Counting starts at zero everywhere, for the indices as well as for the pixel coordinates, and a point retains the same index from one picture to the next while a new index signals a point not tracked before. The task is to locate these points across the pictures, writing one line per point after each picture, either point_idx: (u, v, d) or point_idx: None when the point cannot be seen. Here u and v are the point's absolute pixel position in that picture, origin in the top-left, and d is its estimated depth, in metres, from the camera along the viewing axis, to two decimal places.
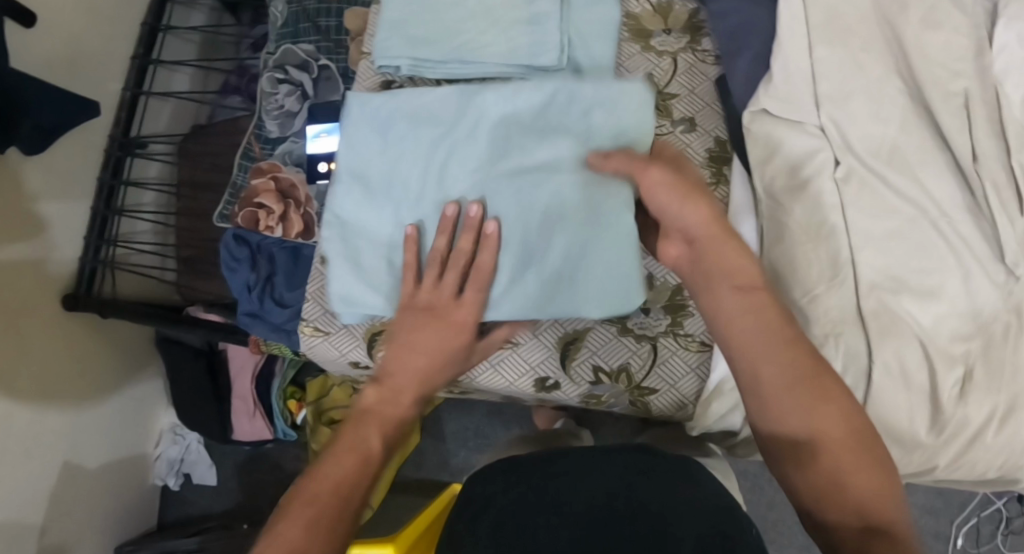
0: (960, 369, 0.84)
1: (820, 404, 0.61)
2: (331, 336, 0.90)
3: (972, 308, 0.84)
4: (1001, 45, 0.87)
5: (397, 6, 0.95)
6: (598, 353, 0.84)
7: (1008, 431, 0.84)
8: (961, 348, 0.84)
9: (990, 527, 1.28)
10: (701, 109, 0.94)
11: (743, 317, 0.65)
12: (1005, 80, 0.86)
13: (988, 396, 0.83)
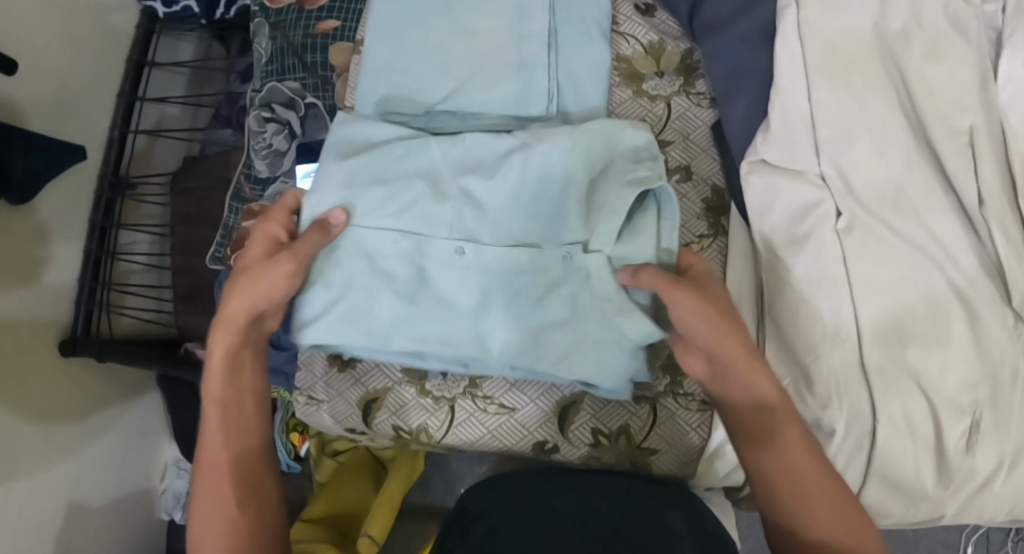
0: (967, 419, 0.81)
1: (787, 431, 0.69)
2: (326, 403, 0.86)
3: (980, 355, 0.81)
4: (1008, 75, 0.83)
5: (381, 53, 0.90)
6: (596, 415, 0.82)
7: (1017, 479, 0.82)
8: (969, 397, 0.81)
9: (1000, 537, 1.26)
10: (697, 156, 0.92)
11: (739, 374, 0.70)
12: (1012, 112, 0.83)
13: (996, 443, 0.81)
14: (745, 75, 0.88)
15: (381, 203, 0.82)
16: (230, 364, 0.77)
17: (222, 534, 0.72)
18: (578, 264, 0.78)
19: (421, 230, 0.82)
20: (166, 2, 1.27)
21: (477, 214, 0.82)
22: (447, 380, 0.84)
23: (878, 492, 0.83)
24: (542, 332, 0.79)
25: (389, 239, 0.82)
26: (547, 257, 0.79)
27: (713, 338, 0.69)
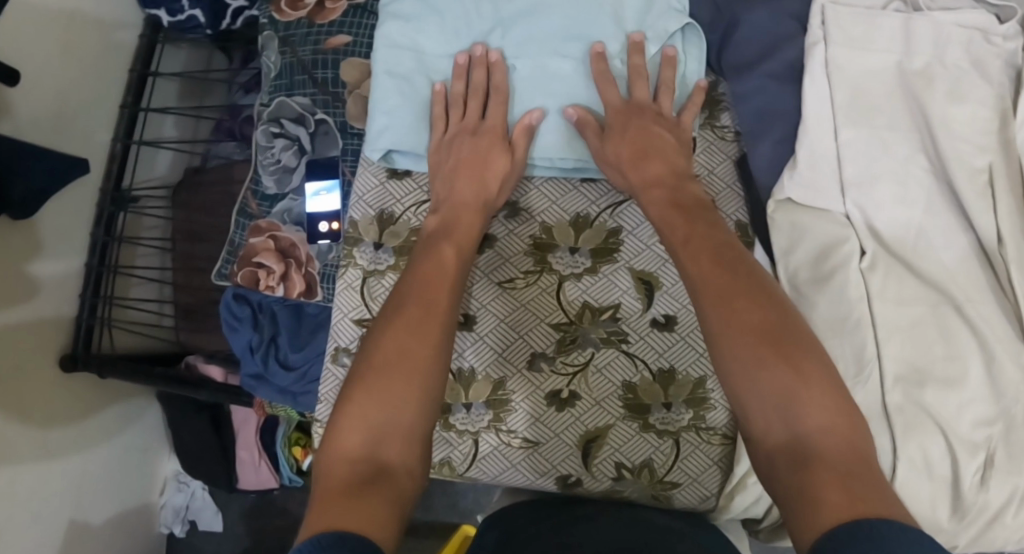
0: (982, 454, 0.82)
1: (787, 363, 0.64)
2: None
3: (993, 395, 0.82)
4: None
5: (389, 88, 0.86)
6: (620, 450, 0.82)
7: None
8: (983, 433, 0.82)
9: None
10: (723, 191, 0.89)
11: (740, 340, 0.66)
12: None
13: (1009, 478, 0.82)
14: (774, 115, 0.88)
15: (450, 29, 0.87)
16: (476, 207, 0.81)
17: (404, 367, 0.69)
18: (617, 70, 0.86)
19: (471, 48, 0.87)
20: (170, 10, 1.23)
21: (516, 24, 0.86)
22: (470, 414, 0.83)
23: None
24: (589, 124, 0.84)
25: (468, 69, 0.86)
26: (588, 61, 0.85)
27: (653, 143, 0.80)
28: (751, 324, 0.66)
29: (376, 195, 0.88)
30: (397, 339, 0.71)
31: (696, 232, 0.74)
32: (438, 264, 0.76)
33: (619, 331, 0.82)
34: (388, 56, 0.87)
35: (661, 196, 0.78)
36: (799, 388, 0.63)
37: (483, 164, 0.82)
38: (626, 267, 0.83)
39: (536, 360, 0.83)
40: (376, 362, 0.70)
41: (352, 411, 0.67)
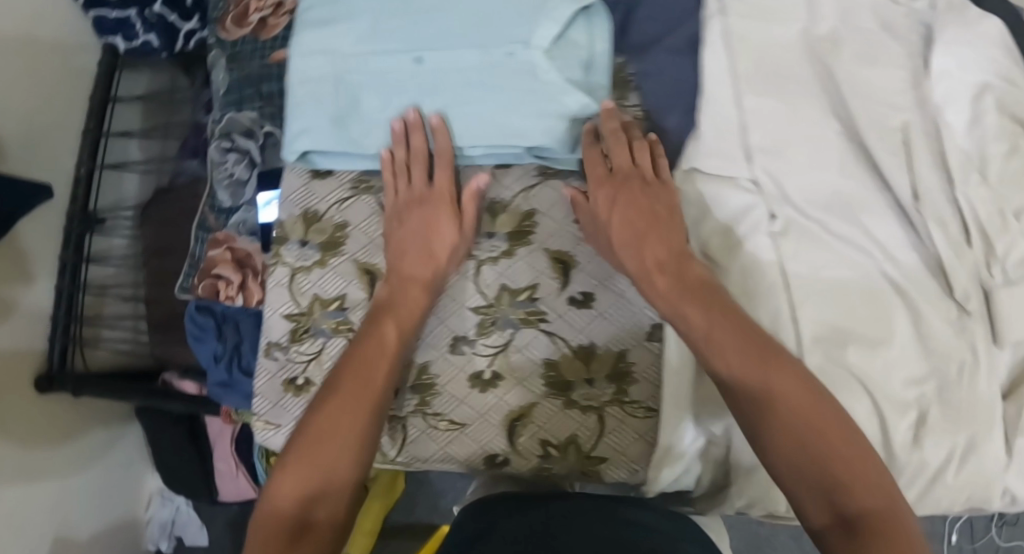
0: (913, 413, 0.83)
1: (828, 431, 0.66)
2: (283, 427, 0.88)
3: (924, 350, 0.84)
4: (941, 71, 0.88)
5: (304, 94, 0.89)
6: (544, 427, 0.82)
7: (968, 469, 0.84)
8: (914, 392, 0.83)
9: (984, 522, 1.56)
10: None
11: (789, 405, 0.67)
12: (946, 109, 0.88)
13: (945, 436, 0.83)
14: (679, 90, 0.88)
15: (358, 31, 0.89)
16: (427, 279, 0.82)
17: (331, 444, 0.72)
18: (521, 60, 0.85)
19: (378, 48, 0.88)
20: (126, 35, 1.26)
21: (421, 23, 0.88)
22: (397, 399, 0.85)
23: None
24: (493, 119, 0.86)
25: (376, 75, 0.88)
26: (494, 52, 0.86)
27: (656, 210, 0.80)
28: (809, 416, 0.67)
29: (301, 195, 0.90)
30: (337, 411, 0.74)
31: (715, 329, 0.72)
32: (382, 339, 0.78)
33: (537, 310, 0.84)
34: (305, 65, 0.90)
35: (669, 286, 0.76)
36: (844, 473, 0.64)
37: (432, 238, 0.83)
38: (542, 248, 0.85)
39: (459, 344, 0.84)
40: (309, 442, 0.72)
41: (285, 477, 0.71)
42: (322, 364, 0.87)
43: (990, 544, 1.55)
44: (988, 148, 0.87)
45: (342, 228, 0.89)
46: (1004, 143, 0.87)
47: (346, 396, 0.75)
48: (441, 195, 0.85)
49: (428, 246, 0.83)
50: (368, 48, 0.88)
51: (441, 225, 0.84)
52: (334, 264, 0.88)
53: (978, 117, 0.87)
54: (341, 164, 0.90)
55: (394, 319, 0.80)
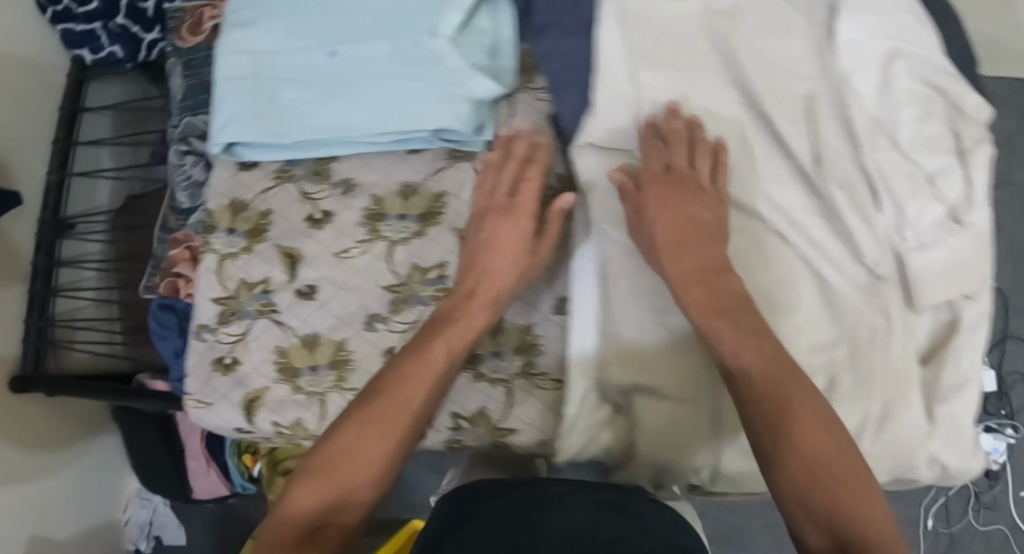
0: (822, 379, 0.85)
1: (837, 460, 0.65)
2: (213, 406, 0.91)
3: (832, 315, 0.86)
4: (848, 40, 0.89)
5: (227, 91, 0.92)
6: (455, 400, 0.85)
7: (884, 434, 0.85)
8: (822, 359, 0.85)
9: (960, 505, 1.60)
10: (540, 146, 0.89)
11: (804, 433, 0.66)
12: (853, 75, 0.89)
13: (856, 403, 0.85)
14: (578, 67, 0.88)
15: (275, 27, 0.92)
16: (490, 294, 0.79)
17: (358, 461, 0.69)
18: (428, 48, 0.88)
19: (295, 44, 0.92)
20: (92, 48, 1.28)
21: (335, 18, 0.91)
22: (317, 375, 0.88)
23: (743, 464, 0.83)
24: (403, 105, 0.88)
25: (293, 68, 0.92)
26: (403, 42, 0.89)
27: (712, 223, 0.79)
28: (817, 445, 0.66)
29: (229, 185, 0.94)
30: (372, 424, 0.70)
31: (747, 348, 0.71)
32: (434, 354, 0.74)
33: (446, 287, 0.87)
34: (229, 62, 0.93)
35: (702, 299, 0.75)
36: (848, 506, 0.63)
37: (495, 261, 0.80)
38: (451, 229, 0.88)
39: (373, 322, 0.87)
40: (336, 454, 0.69)
41: (305, 485, 0.68)
42: (248, 345, 0.90)
43: (966, 528, 1.59)
44: (899, 112, 0.89)
45: (266, 216, 0.93)
46: (916, 108, 0.89)
47: (385, 410, 0.70)
48: (523, 210, 0.82)
49: (489, 264, 0.80)
50: (286, 45, 0.92)
51: (511, 242, 0.81)
52: (260, 250, 0.92)
53: (889, 83, 0.89)
54: (262, 154, 0.93)
55: (447, 335, 0.76)
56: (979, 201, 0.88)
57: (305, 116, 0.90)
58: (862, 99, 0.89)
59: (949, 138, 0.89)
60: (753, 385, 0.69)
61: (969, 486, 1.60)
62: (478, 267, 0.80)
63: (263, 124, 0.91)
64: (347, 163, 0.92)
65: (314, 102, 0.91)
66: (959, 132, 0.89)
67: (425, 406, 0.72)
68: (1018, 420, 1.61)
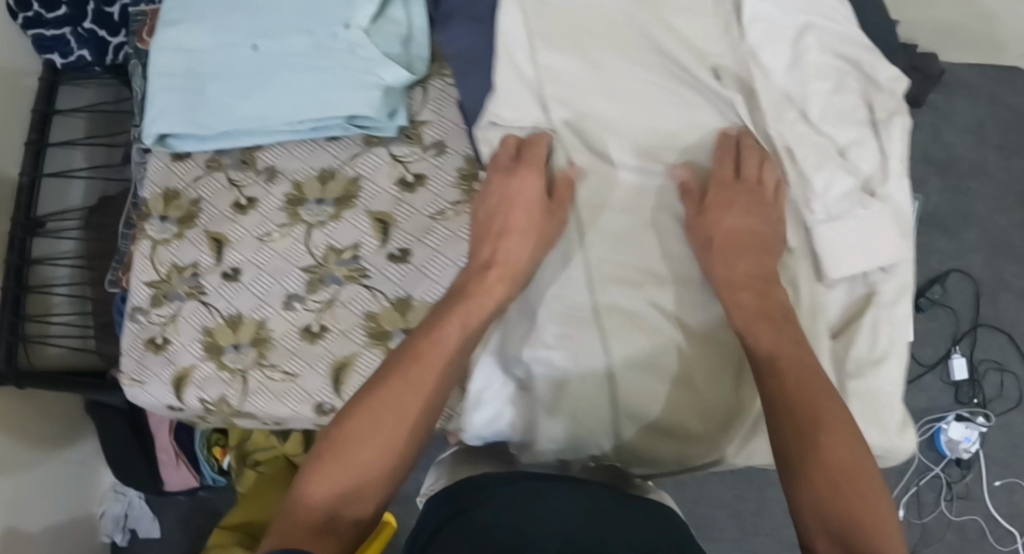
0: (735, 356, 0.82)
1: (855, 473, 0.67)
2: (147, 384, 0.95)
3: None
4: (755, 15, 0.91)
5: (158, 85, 0.96)
6: (367, 375, 0.88)
7: None
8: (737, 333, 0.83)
9: (933, 495, 1.57)
10: (450, 130, 0.92)
11: (828, 443, 0.69)
12: (761, 50, 0.91)
13: None
14: (480, 50, 0.90)
15: (201, 23, 0.95)
16: (507, 279, 0.81)
17: (369, 444, 0.72)
18: (343, 39, 0.91)
19: (219, 38, 0.95)
20: (63, 52, 1.32)
21: (256, 12, 0.93)
22: (239, 352, 0.92)
23: (646, 438, 0.83)
24: (320, 96, 0.91)
25: (219, 62, 0.95)
26: (319, 34, 0.92)
27: (763, 236, 0.81)
28: (838, 456, 0.68)
29: (163, 175, 0.99)
30: (380, 408, 0.73)
31: (784, 348, 0.75)
32: (442, 341, 0.78)
33: (358, 267, 0.90)
34: (162, 59, 0.96)
35: (749, 303, 0.77)
36: (865, 516, 0.65)
37: (508, 245, 0.82)
38: (364, 210, 0.91)
39: (292, 301, 0.91)
40: (349, 439, 0.72)
41: (320, 468, 0.71)
42: (177, 324, 0.94)
43: (940, 518, 1.57)
44: (810, 86, 0.90)
45: (197, 202, 0.97)
46: (830, 81, 0.90)
47: (395, 397, 0.74)
48: (532, 178, 0.82)
49: (506, 249, 0.82)
50: (212, 40, 0.95)
51: (534, 215, 0.82)
52: (189, 235, 0.96)
53: (799, 57, 0.90)
54: (194, 145, 0.97)
55: (458, 324, 0.79)
56: (894, 173, 0.89)
57: (231, 108, 0.94)
58: (771, 72, 0.91)
59: (863, 110, 0.90)
60: (787, 394, 0.72)
61: (940, 477, 1.57)
62: (492, 252, 0.83)
63: (192, 117, 0.95)
64: (271, 151, 0.97)
65: (238, 95, 0.94)
66: (872, 102, 0.90)
67: (436, 390, 0.76)
68: (991, 409, 1.58)
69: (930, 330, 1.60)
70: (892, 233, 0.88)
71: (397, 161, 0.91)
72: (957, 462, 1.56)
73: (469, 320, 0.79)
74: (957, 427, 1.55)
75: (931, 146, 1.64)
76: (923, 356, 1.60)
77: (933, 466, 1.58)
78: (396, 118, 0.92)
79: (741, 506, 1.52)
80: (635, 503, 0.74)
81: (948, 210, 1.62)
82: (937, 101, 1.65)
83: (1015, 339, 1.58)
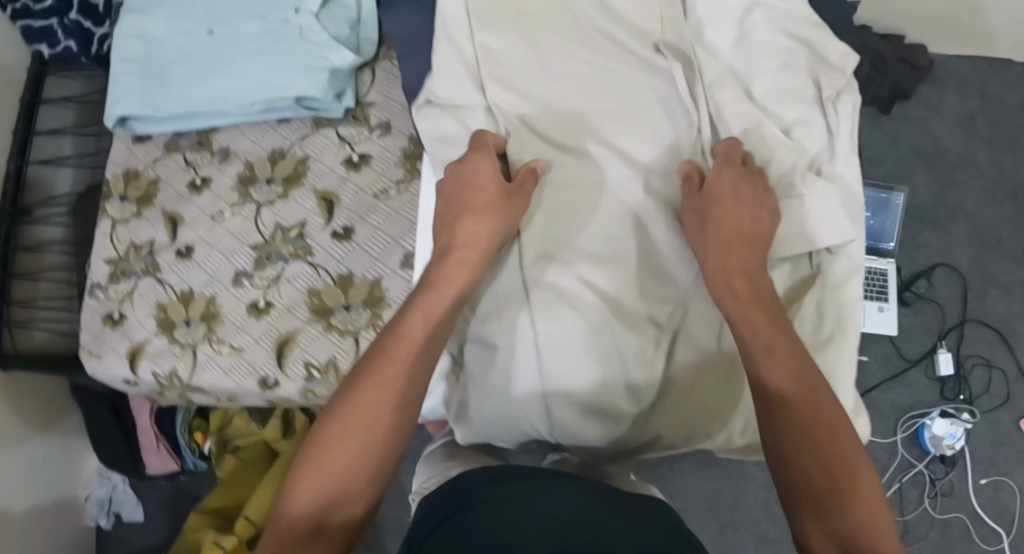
0: (663, 334, 0.84)
1: (852, 472, 0.69)
2: (104, 358, 0.97)
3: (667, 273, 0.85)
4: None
5: (119, 69, 0.98)
6: (308, 350, 0.90)
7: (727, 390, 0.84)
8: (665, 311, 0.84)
9: (916, 492, 1.45)
10: (395, 111, 0.96)
11: (826, 441, 0.70)
12: (706, 27, 0.90)
13: (695, 357, 0.84)
14: (425, 31, 0.91)
15: (161, 9, 0.97)
16: (472, 265, 0.80)
17: (346, 450, 0.71)
18: (294, 24, 0.93)
19: (178, 24, 0.97)
20: (50, 43, 1.36)
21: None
22: (189, 328, 0.94)
23: (575, 419, 0.82)
24: (270, 79, 0.93)
25: (177, 48, 0.97)
26: (271, 19, 0.94)
27: (764, 227, 0.80)
28: (835, 454, 0.69)
29: (125, 157, 1.02)
30: (355, 411, 0.72)
31: (779, 343, 0.74)
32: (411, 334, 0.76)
33: (304, 245, 0.92)
34: (124, 44, 0.98)
35: (745, 292, 0.77)
36: (861, 516, 0.67)
37: (471, 227, 0.80)
38: (311, 189, 0.94)
39: (240, 278, 0.94)
40: (328, 447, 0.71)
41: (302, 479, 0.70)
42: (133, 300, 0.97)
43: (923, 518, 1.44)
44: (756, 64, 0.89)
45: (155, 183, 1.00)
46: (776, 59, 0.89)
47: (368, 397, 0.73)
48: (486, 171, 0.82)
49: (472, 235, 0.80)
50: (172, 26, 0.97)
51: (496, 204, 0.81)
52: (147, 215, 0.99)
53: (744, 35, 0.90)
54: (155, 128, 1.01)
55: (428, 315, 0.77)
56: (843, 151, 0.88)
57: (187, 92, 0.96)
58: (716, 50, 0.90)
59: (810, 87, 0.89)
60: (785, 391, 0.72)
61: (923, 473, 1.46)
62: (458, 239, 0.80)
63: (150, 101, 0.97)
64: (226, 133, 0.99)
65: (194, 78, 0.96)
66: (819, 78, 0.89)
67: (409, 384, 0.74)
68: (977, 406, 1.47)
69: (915, 324, 1.51)
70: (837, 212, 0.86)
71: (343, 141, 0.94)
72: (942, 458, 1.45)
73: (438, 311, 0.78)
74: (941, 422, 1.43)
75: (920, 139, 1.55)
76: (907, 350, 1.50)
77: (916, 462, 1.46)
78: (343, 99, 0.95)
79: (720, 500, 1.44)
80: (631, 502, 0.74)
81: (936, 204, 1.53)
82: (924, 93, 1.56)
83: (1004, 335, 1.49)
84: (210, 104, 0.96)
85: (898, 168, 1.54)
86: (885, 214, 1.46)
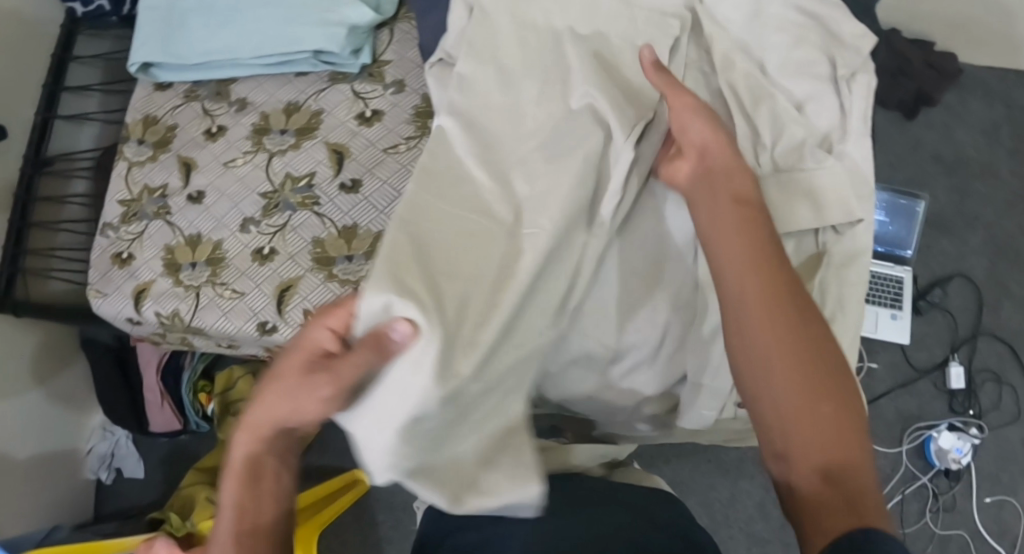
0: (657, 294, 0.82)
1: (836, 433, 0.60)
2: (109, 297, 0.98)
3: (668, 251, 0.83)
4: None
5: (144, 17, 1.01)
6: (308, 298, 0.91)
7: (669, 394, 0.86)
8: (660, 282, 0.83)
9: (918, 505, 1.38)
10: (411, 70, 0.98)
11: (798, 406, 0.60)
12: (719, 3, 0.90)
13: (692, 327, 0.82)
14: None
15: None
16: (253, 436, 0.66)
17: None
18: None
19: None
20: (84, 2, 1.39)
21: None
22: (194, 271, 0.95)
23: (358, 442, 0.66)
24: (290, 32, 0.96)
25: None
26: None
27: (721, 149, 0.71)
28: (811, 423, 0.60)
29: (144, 103, 1.04)
30: None
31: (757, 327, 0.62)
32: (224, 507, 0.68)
33: (311, 195, 0.95)
34: None
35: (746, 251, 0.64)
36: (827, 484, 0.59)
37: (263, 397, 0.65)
38: (323, 141, 0.97)
39: (248, 224, 0.95)
40: None
41: None
42: (143, 241, 0.99)
43: (923, 531, 1.36)
44: (767, 40, 0.89)
45: (172, 129, 1.02)
46: (790, 35, 0.88)
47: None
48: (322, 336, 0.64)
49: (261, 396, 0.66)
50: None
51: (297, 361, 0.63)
52: (163, 159, 1.01)
53: (758, 10, 0.88)
54: (175, 77, 1.03)
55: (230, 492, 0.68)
56: (854, 131, 0.87)
57: (209, 41, 0.99)
58: (728, 25, 0.89)
59: (824, 65, 0.88)
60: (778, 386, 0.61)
61: (927, 487, 1.38)
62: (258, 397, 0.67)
63: (171, 48, 1.00)
64: (245, 84, 1.02)
65: (217, 28, 0.99)
66: (834, 58, 0.88)
67: None
68: (986, 421, 1.41)
69: (926, 333, 1.45)
70: (838, 192, 0.86)
71: (359, 96, 0.97)
72: (946, 472, 1.38)
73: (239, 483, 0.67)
74: (948, 435, 1.37)
75: (941, 146, 1.52)
76: (917, 360, 1.44)
77: (920, 474, 1.39)
78: (361, 57, 0.98)
79: (714, 496, 1.41)
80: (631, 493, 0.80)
81: (954, 212, 1.50)
82: (950, 100, 1.53)
83: (1017, 351, 1.43)
84: (229, 53, 0.98)
85: (919, 175, 1.51)
86: (901, 219, 1.41)
